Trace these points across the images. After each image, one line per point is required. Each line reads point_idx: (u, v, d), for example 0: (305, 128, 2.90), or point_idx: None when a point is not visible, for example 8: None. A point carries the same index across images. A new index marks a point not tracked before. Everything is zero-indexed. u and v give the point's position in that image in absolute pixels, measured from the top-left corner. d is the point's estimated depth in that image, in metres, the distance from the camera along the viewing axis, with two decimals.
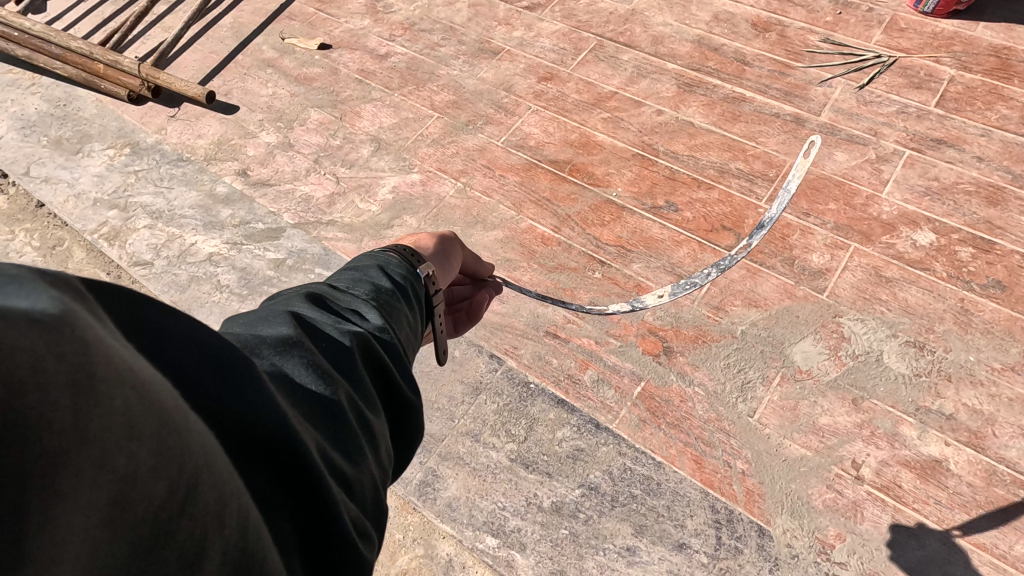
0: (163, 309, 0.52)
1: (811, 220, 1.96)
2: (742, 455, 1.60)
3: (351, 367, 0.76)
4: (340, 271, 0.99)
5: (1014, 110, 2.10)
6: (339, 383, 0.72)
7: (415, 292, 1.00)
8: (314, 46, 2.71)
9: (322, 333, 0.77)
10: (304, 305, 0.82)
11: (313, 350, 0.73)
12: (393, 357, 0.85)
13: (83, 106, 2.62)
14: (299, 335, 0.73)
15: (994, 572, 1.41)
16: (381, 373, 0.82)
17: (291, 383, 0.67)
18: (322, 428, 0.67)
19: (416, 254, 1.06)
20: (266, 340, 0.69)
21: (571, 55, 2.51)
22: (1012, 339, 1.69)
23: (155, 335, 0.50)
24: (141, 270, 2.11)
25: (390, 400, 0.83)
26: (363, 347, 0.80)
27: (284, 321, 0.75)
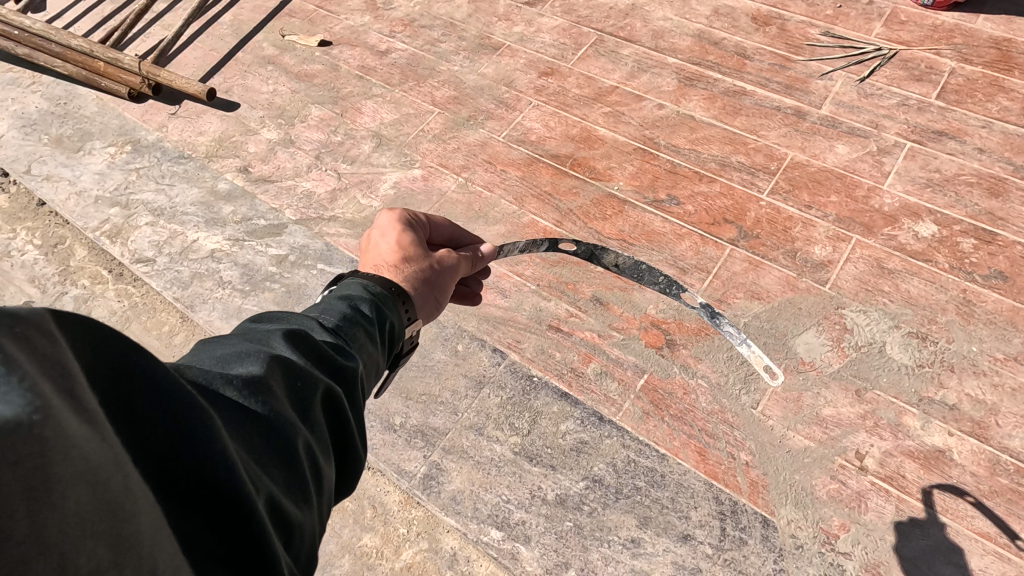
0: (131, 349, 0.51)
1: (813, 213, 1.96)
2: (746, 447, 1.60)
3: (312, 414, 0.73)
4: (321, 300, 0.95)
5: (1015, 101, 2.10)
6: (299, 431, 0.69)
7: (385, 339, 0.98)
8: (314, 43, 2.71)
9: (295, 370, 0.74)
10: (280, 337, 0.79)
11: (280, 393, 0.69)
12: (353, 406, 0.83)
13: (84, 104, 2.62)
14: (270, 374, 0.70)
15: (998, 561, 1.41)
16: (341, 421, 0.79)
17: (251, 430, 0.64)
18: (276, 476, 0.64)
19: (407, 306, 1.04)
20: (232, 380, 0.66)
21: (572, 50, 2.51)
22: (1014, 329, 1.69)
23: (121, 377, 0.50)
24: (143, 267, 2.11)
25: (342, 449, 0.80)
26: (330, 393, 0.77)
27: (257, 354, 0.72)
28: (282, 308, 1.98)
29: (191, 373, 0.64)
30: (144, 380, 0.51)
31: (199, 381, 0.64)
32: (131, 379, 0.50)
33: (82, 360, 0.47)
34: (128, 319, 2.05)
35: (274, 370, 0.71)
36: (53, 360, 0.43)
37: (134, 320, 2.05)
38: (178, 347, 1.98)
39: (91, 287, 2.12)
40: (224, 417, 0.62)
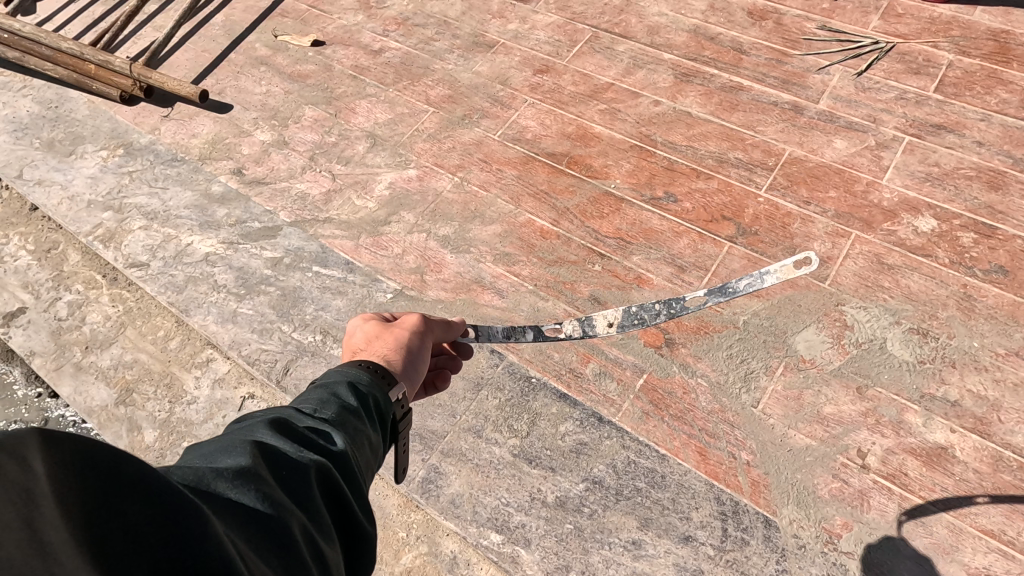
0: (114, 456, 0.53)
1: (812, 208, 1.94)
2: (747, 446, 1.59)
3: (308, 497, 0.74)
4: (308, 390, 0.95)
5: (1013, 94, 2.08)
6: (292, 512, 0.70)
7: (381, 413, 0.96)
8: (307, 43, 2.68)
9: (282, 459, 0.75)
10: (266, 428, 0.80)
11: (270, 481, 0.71)
12: (352, 486, 0.82)
13: (76, 107, 2.60)
14: (256, 464, 0.71)
15: (1002, 559, 1.40)
16: (338, 502, 0.79)
17: (241, 522, 0.65)
18: (273, 562, 0.65)
19: (387, 376, 1.00)
20: (222, 472, 0.67)
21: (567, 47, 2.49)
22: (1016, 323, 1.67)
23: (114, 486, 0.52)
24: (138, 272, 2.09)
25: (345, 525, 0.80)
26: (323, 471, 0.77)
27: (243, 448, 0.73)
28: (278, 311, 1.96)
29: (180, 475, 0.66)
30: (137, 485, 0.53)
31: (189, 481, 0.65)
32: (124, 486, 0.52)
33: (63, 476, 0.49)
34: (123, 324, 2.02)
35: (260, 460, 0.72)
36: (19, 488, 0.45)
37: (129, 325, 2.02)
38: (174, 351, 1.96)
39: (84, 293, 2.10)
40: (216, 510, 0.64)
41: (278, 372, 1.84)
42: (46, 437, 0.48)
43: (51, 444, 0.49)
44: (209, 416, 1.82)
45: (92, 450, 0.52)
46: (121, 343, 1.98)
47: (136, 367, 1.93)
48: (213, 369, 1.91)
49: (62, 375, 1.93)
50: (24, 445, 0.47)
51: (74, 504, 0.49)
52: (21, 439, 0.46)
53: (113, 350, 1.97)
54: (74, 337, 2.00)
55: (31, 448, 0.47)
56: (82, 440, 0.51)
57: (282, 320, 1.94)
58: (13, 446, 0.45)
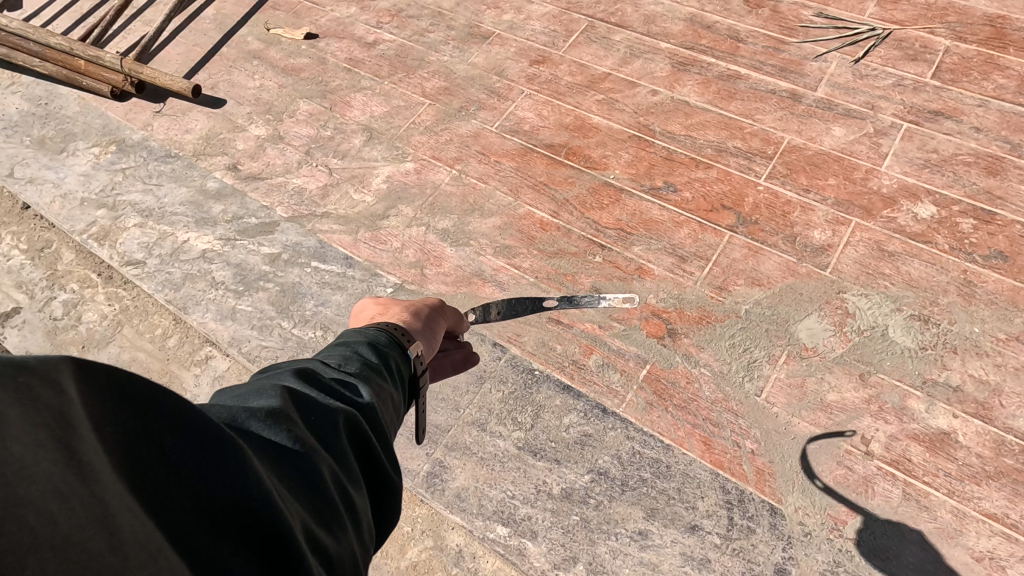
0: (147, 389, 0.53)
1: (812, 196, 1.94)
2: (751, 435, 1.59)
3: (337, 443, 0.74)
4: (328, 348, 0.95)
5: (1010, 79, 2.08)
6: (322, 454, 0.70)
7: (400, 374, 0.96)
8: (300, 36, 2.66)
9: (311, 405, 0.75)
10: (293, 378, 0.80)
11: (301, 424, 0.71)
12: (378, 438, 0.82)
13: (66, 104, 2.56)
14: (287, 406, 0.71)
15: (1006, 542, 1.41)
16: (365, 449, 0.79)
17: (276, 457, 0.65)
18: (305, 502, 0.65)
19: (404, 333, 1.02)
20: (255, 412, 0.67)
21: (563, 37, 2.47)
22: (1016, 309, 1.68)
23: (148, 417, 0.53)
24: (134, 270, 2.07)
25: (370, 474, 0.80)
26: (351, 420, 0.77)
27: (273, 390, 0.73)
28: (277, 307, 1.95)
29: (213, 411, 0.65)
30: (171, 418, 0.54)
31: (224, 417, 0.65)
32: (159, 418, 0.53)
33: (93, 407, 0.48)
34: (120, 322, 2.00)
35: (291, 404, 0.72)
36: (54, 411, 0.44)
37: (127, 324, 2.00)
38: (172, 349, 1.94)
39: (80, 292, 2.07)
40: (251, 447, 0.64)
41: None
42: (78, 366, 0.48)
43: (82, 372, 0.48)
44: None
45: (123, 382, 0.52)
46: (118, 342, 1.96)
47: (135, 367, 1.91)
48: (212, 366, 1.89)
49: None
50: (57, 365, 0.46)
51: (108, 434, 0.49)
52: (56, 366, 0.46)
53: (110, 349, 1.95)
54: (71, 337, 1.98)
55: (65, 374, 0.47)
56: (111, 370, 0.51)
57: (282, 317, 1.93)
58: (47, 371, 0.45)
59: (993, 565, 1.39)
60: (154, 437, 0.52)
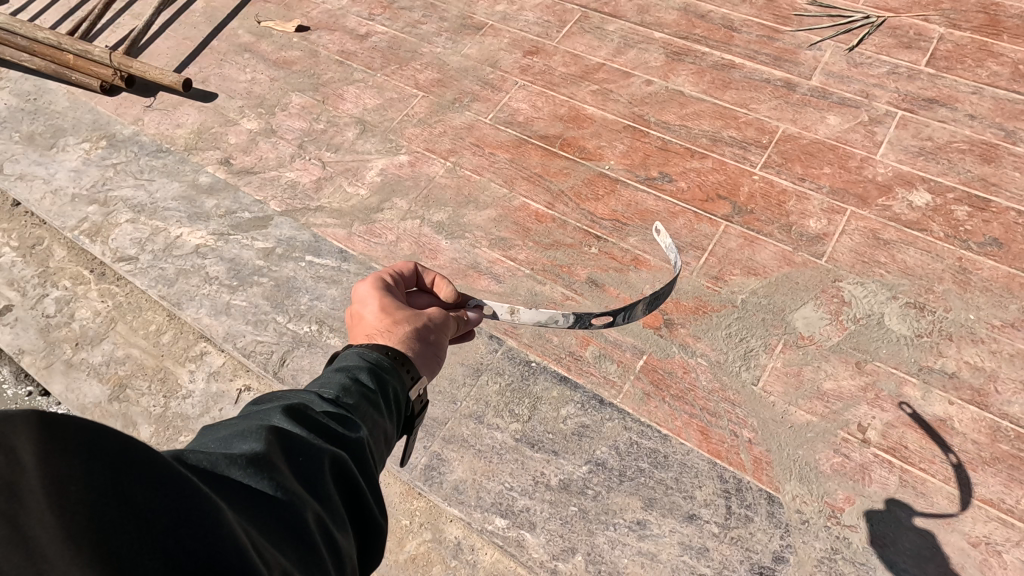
0: (120, 443, 0.52)
1: (807, 185, 1.94)
2: (748, 424, 1.59)
3: (322, 486, 0.73)
4: (325, 372, 0.93)
5: (1004, 66, 2.08)
6: (306, 501, 0.69)
7: (395, 403, 0.94)
8: (291, 29, 2.64)
9: (297, 447, 0.74)
10: (281, 416, 0.79)
11: (285, 469, 0.70)
12: (368, 477, 0.81)
13: (55, 99, 2.54)
14: (271, 451, 0.70)
15: (1002, 527, 1.41)
16: (354, 488, 0.78)
17: (257, 511, 0.64)
18: (287, 553, 0.64)
19: (408, 365, 0.99)
20: (236, 459, 0.67)
21: (557, 27, 2.46)
22: (1011, 295, 1.69)
23: (119, 471, 0.51)
24: (127, 266, 2.05)
25: (359, 513, 0.79)
26: (337, 461, 0.76)
27: (257, 432, 0.72)
28: (272, 302, 1.94)
29: (195, 458, 0.65)
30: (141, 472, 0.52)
31: (206, 466, 0.64)
32: (131, 474, 0.52)
33: (58, 467, 0.47)
34: (114, 319, 1.98)
35: (275, 447, 0.71)
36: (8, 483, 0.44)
37: (120, 321, 1.98)
38: (167, 345, 1.93)
39: (72, 289, 2.06)
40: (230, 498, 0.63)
41: (274, 364, 1.82)
42: (41, 423, 0.47)
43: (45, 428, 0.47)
44: (205, 410, 1.79)
45: (94, 436, 0.51)
46: (112, 339, 1.95)
47: (129, 363, 1.90)
48: (207, 362, 1.88)
49: (53, 373, 1.90)
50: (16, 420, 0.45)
51: (73, 494, 0.48)
52: (13, 424, 0.45)
53: (104, 346, 1.94)
54: (64, 334, 1.97)
55: (24, 433, 0.45)
56: (80, 423, 0.50)
57: (277, 312, 1.92)
58: (5, 437, 0.44)
59: (989, 550, 1.39)
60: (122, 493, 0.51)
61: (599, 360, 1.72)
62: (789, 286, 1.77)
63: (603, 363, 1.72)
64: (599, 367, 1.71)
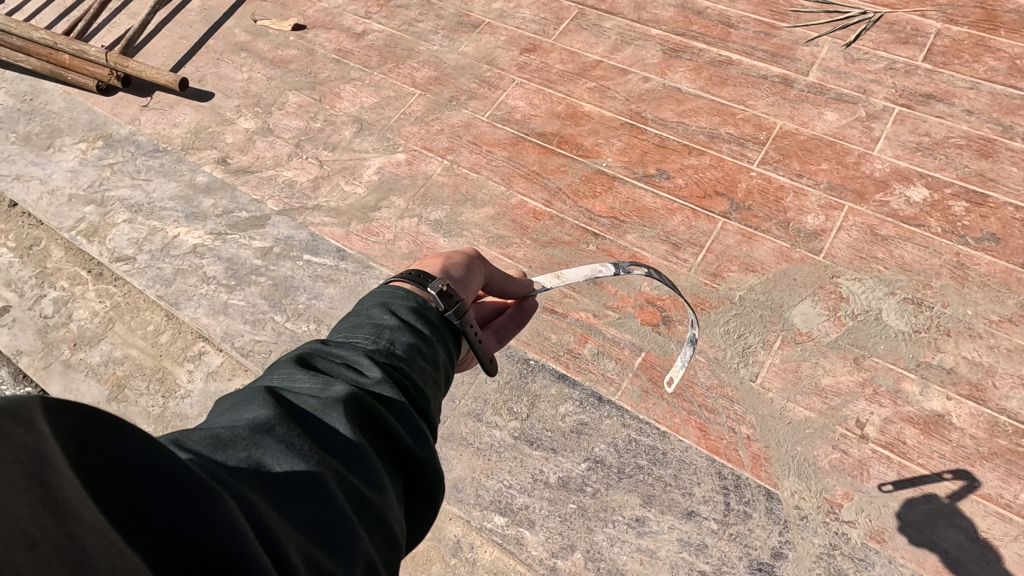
0: (122, 426, 0.51)
1: (804, 181, 1.94)
2: (747, 420, 1.59)
3: (341, 438, 0.71)
4: (352, 318, 0.94)
5: (1001, 61, 2.08)
6: (319, 458, 0.67)
7: (428, 332, 0.92)
8: (288, 27, 2.63)
9: (308, 407, 0.73)
10: (297, 376, 0.79)
11: (296, 429, 0.69)
12: (399, 417, 0.79)
13: (51, 99, 2.53)
14: (276, 416, 0.69)
15: (1000, 522, 1.42)
16: (381, 431, 0.76)
17: (264, 474, 0.63)
18: (304, 511, 0.63)
19: (422, 278, 0.99)
20: (239, 429, 0.66)
21: (554, 24, 2.45)
22: (1009, 290, 1.69)
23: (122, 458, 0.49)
24: (124, 266, 2.05)
25: (395, 455, 0.77)
26: (355, 409, 0.74)
27: (265, 398, 0.72)
28: (270, 301, 1.94)
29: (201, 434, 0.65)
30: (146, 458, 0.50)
31: (208, 443, 0.64)
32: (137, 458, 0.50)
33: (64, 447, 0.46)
34: (112, 319, 1.98)
35: (283, 411, 0.71)
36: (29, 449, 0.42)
37: (118, 321, 1.98)
38: (165, 345, 1.92)
39: (70, 289, 2.05)
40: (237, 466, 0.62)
41: (273, 363, 1.82)
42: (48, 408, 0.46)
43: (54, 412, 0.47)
44: (204, 410, 1.79)
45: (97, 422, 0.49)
46: (110, 339, 1.95)
47: (127, 364, 1.90)
48: (206, 361, 1.88)
49: (51, 373, 1.90)
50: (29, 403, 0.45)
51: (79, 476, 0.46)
52: (24, 406, 0.44)
53: (102, 346, 1.94)
54: (62, 335, 1.97)
55: (36, 413, 0.45)
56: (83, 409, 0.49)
57: (275, 311, 1.92)
58: (18, 408, 0.43)
59: (987, 544, 1.40)
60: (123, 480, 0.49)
61: (598, 359, 1.72)
62: (787, 281, 1.77)
63: (602, 361, 1.72)
64: (598, 366, 1.71)
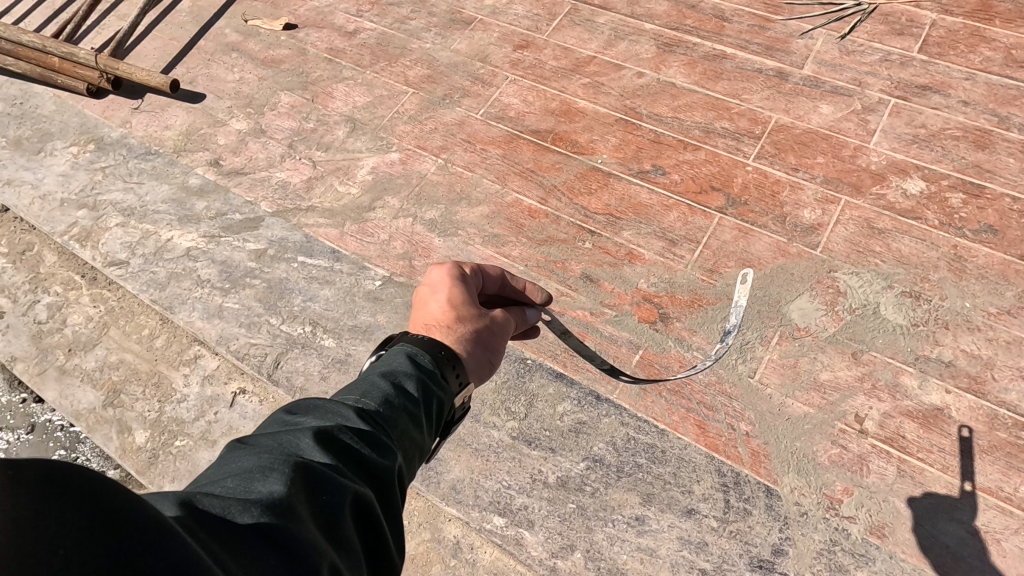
0: (124, 503, 0.52)
1: (801, 175, 1.93)
2: (745, 417, 1.59)
3: (343, 531, 0.70)
4: (367, 376, 0.92)
5: (996, 51, 2.07)
6: (326, 550, 0.66)
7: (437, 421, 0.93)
8: (279, 27, 2.61)
9: (321, 484, 0.71)
10: (315, 440, 0.77)
11: (308, 514, 0.67)
12: (392, 514, 0.79)
13: (41, 102, 2.51)
14: (293, 494, 0.68)
15: (1000, 515, 1.41)
16: (378, 527, 0.75)
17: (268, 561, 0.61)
18: None
19: (459, 373, 0.98)
20: (254, 506, 0.64)
21: (547, 20, 2.44)
22: (1007, 282, 1.68)
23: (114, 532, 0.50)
24: (118, 270, 2.04)
25: (380, 555, 0.76)
26: (364, 500, 0.74)
27: (283, 470, 0.70)
28: (265, 304, 1.92)
29: (212, 504, 0.63)
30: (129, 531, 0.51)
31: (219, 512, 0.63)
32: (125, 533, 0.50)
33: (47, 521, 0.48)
34: (106, 324, 1.97)
35: (299, 487, 0.69)
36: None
37: (113, 326, 1.97)
38: (160, 349, 1.91)
39: (64, 294, 2.04)
40: (240, 552, 0.60)
41: (269, 366, 1.81)
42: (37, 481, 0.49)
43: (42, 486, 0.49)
44: (200, 414, 1.78)
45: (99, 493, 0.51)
46: (105, 344, 1.93)
47: (123, 368, 1.88)
48: (202, 365, 1.87)
49: (46, 379, 1.88)
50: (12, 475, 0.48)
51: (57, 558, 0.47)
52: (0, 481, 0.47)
53: (97, 351, 1.92)
54: (56, 341, 1.95)
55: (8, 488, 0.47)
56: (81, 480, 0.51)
57: (270, 313, 1.90)
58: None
59: (988, 538, 1.39)
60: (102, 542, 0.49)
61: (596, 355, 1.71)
62: (785, 277, 1.77)
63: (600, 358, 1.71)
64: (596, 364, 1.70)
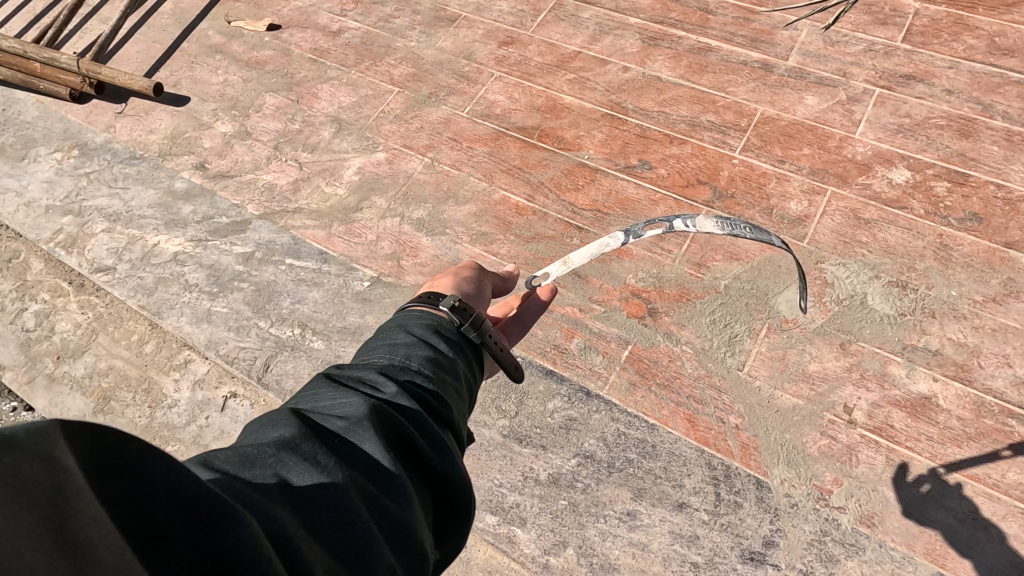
0: (144, 450, 0.52)
1: (787, 167, 1.93)
2: (735, 410, 1.59)
3: (367, 452, 0.72)
4: (371, 341, 0.98)
5: (980, 39, 2.07)
6: (347, 473, 0.69)
7: (445, 347, 0.96)
8: (262, 28, 2.60)
9: (331, 425, 0.75)
10: (322, 399, 0.82)
11: (322, 447, 0.70)
12: (425, 429, 0.80)
13: (24, 109, 2.50)
14: (302, 433, 0.71)
15: (988, 501, 1.42)
16: (407, 441, 0.77)
17: (298, 493, 0.64)
18: (328, 532, 0.63)
19: (434, 301, 1.02)
20: (268, 447, 0.68)
21: (531, 16, 2.43)
22: (992, 270, 1.69)
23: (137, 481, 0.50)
24: (105, 277, 2.03)
25: (420, 464, 0.78)
26: (381, 421, 0.76)
27: (291, 419, 0.74)
28: (253, 307, 1.92)
29: (231, 454, 0.67)
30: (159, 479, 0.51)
31: (240, 458, 0.66)
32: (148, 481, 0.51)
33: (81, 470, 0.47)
34: (94, 331, 1.96)
35: (310, 430, 0.73)
36: (43, 489, 0.43)
37: (101, 332, 1.95)
38: (150, 354, 1.90)
39: (51, 301, 2.02)
40: (264, 483, 0.63)
41: (258, 369, 1.81)
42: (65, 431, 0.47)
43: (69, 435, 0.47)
44: (192, 419, 1.77)
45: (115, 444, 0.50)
46: (94, 351, 1.92)
47: (112, 375, 1.87)
48: (191, 370, 1.86)
49: (35, 388, 1.87)
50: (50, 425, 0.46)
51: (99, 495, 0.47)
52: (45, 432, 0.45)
53: (86, 358, 1.91)
54: (44, 348, 1.94)
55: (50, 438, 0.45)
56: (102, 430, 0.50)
57: (259, 316, 1.90)
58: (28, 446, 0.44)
59: (976, 525, 1.40)
60: (136, 493, 0.50)
61: (585, 351, 1.72)
62: (774, 269, 1.77)
63: (589, 354, 1.71)
64: (586, 361, 1.70)
